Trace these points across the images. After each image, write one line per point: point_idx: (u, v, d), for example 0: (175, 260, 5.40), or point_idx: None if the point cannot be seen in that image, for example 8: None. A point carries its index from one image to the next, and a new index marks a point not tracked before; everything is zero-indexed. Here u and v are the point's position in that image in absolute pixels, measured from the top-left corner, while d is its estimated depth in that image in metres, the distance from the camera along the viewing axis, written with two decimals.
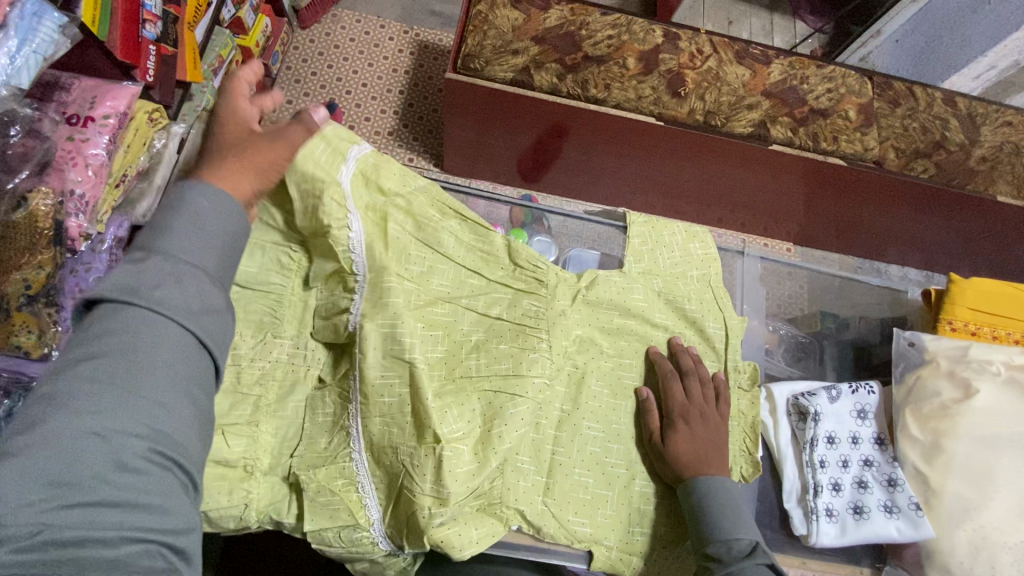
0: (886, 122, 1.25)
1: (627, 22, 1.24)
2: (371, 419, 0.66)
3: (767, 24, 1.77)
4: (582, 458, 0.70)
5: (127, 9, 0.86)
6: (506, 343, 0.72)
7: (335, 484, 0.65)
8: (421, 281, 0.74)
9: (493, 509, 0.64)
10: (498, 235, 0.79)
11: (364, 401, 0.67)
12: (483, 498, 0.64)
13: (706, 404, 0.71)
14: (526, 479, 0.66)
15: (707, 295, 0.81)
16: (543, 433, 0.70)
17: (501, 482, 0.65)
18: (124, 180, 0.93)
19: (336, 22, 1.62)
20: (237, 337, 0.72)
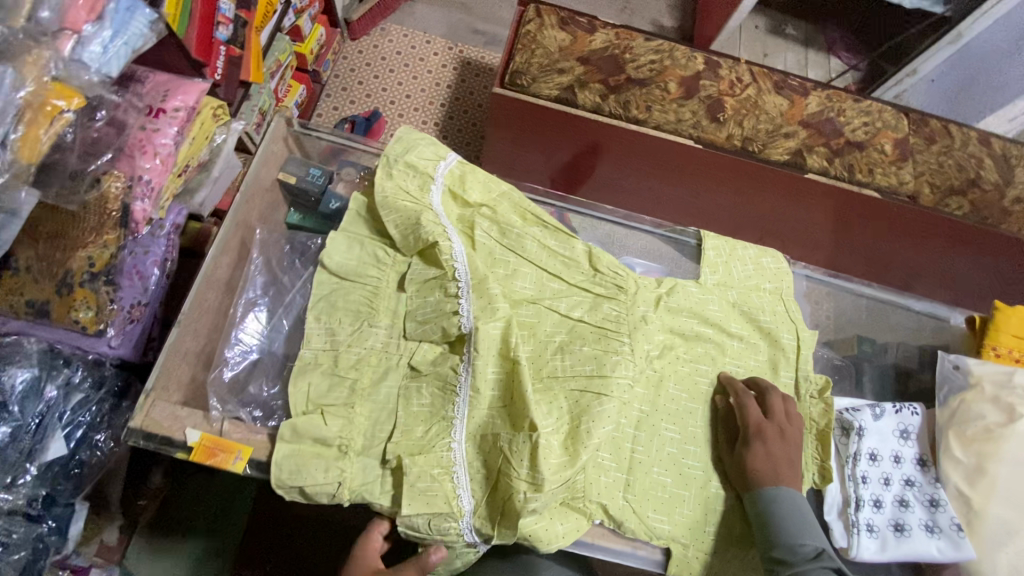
0: (921, 158, 1.26)
1: (670, 48, 1.27)
2: (477, 410, 0.64)
3: (802, 58, 1.81)
4: (660, 458, 0.69)
5: (204, 12, 0.92)
6: (587, 345, 0.69)
7: (434, 472, 0.61)
8: (508, 284, 0.72)
9: (576, 502, 0.64)
10: (578, 241, 0.77)
11: (473, 393, 0.63)
12: (568, 492, 0.63)
13: (786, 418, 0.69)
14: (607, 475, 0.66)
15: (780, 308, 0.80)
16: (623, 431, 0.69)
17: (583, 477, 0.64)
18: (186, 170, 0.95)
19: (384, 36, 1.68)
20: (334, 323, 0.68)
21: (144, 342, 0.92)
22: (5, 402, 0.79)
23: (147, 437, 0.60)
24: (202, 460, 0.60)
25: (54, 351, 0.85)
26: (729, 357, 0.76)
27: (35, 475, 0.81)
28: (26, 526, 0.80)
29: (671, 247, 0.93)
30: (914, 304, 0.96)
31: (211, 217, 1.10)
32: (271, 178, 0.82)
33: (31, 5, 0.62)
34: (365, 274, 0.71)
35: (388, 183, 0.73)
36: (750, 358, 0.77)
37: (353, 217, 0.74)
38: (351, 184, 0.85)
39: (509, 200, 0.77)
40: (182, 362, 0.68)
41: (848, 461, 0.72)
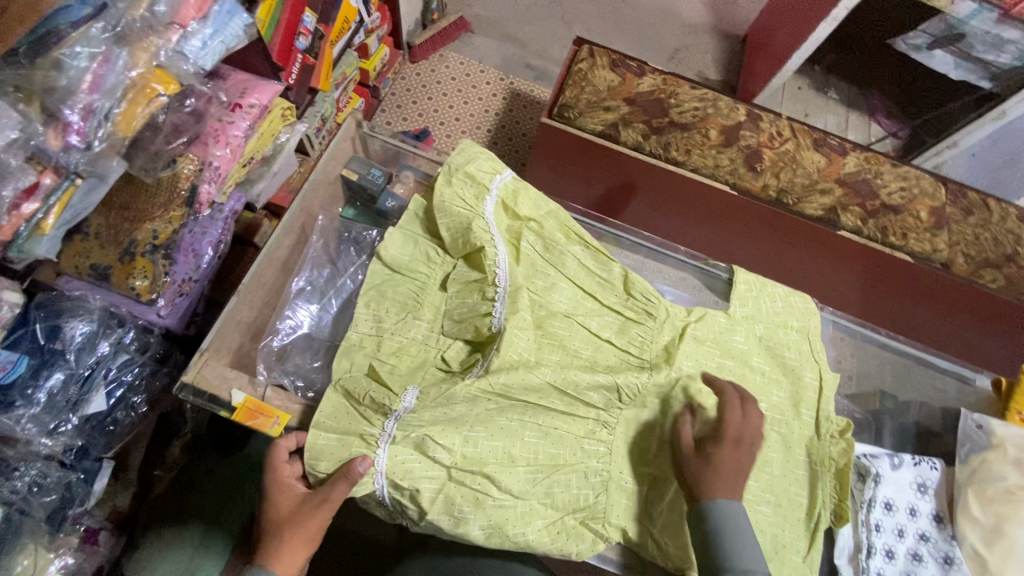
0: (957, 228, 1.27)
1: (714, 97, 1.32)
2: (503, 414, 0.69)
3: (842, 121, 1.86)
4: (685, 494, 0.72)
5: (288, 23, 1.01)
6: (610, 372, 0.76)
7: (466, 470, 0.65)
8: (545, 298, 0.78)
9: (595, 522, 0.70)
10: (616, 264, 0.83)
11: (501, 394, 0.69)
12: (586, 512, 0.70)
13: (753, 425, 0.69)
14: (626, 499, 0.72)
15: (805, 346, 0.83)
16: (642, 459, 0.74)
17: (604, 499, 0.71)
18: (251, 161, 1.02)
19: (441, 61, 1.78)
20: (382, 312, 0.77)
21: (188, 315, 1.00)
22: (64, 350, 0.85)
23: (197, 394, 0.68)
24: (244, 420, 0.68)
25: (113, 313, 0.92)
26: (750, 391, 0.79)
27: (75, 426, 0.87)
28: (60, 471, 0.87)
29: (698, 280, 0.97)
30: (938, 363, 0.97)
31: (263, 210, 1.17)
32: (336, 173, 0.90)
33: (150, 1, 0.69)
34: (418, 267, 0.80)
35: (450, 188, 0.80)
36: (770, 393, 0.80)
37: (412, 218, 0.83)
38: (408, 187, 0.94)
39: (553, 222, 0.83)
40: (230, 332, 0.75)
41: (863, 507, 0.74)
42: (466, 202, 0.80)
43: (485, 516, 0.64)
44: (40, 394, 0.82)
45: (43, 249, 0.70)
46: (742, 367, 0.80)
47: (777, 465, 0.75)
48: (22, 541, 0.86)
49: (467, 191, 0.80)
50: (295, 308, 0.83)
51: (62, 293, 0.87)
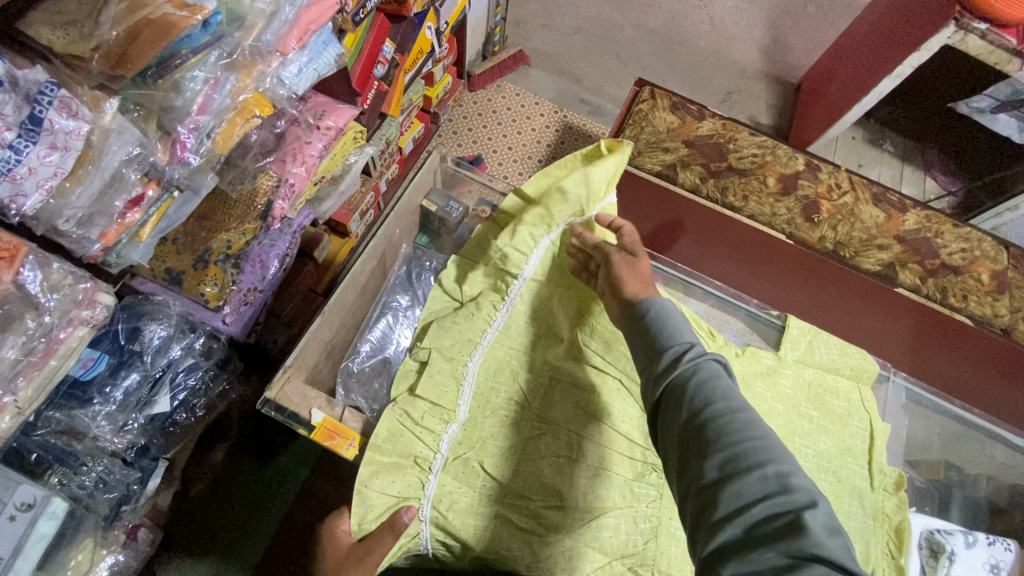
0: (1020, 293, 1.24)
1: (773, 145, 1.32)
2: (554, 445, 0.79)
3: (897, 173, 1.80)
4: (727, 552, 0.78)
5: (370, 52, 1.06)
6: None
7: (518, 502, 0.75)
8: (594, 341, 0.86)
9: (644, 568, 0.76)
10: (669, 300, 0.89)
11: (552, 424, 0.80)
12: (636, 557, 0.76)
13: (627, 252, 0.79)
14: (677, 546, 0.78)
15: (855, 395, 0.88)
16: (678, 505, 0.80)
17: (654, 545, 0.77)
18: (321, 181, 1.06)
19: (498, 91, 1.84)
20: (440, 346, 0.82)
21: (249, 323, 1.06)
22: (142, 351, 0.90)
23: (278, 410, 0.72)
24: (320, 439, 0.72)
25: (187, 318, 0.97)
26: (798, 439, 0.83)
27: (141, 424, 0.90)
28: (124, 470, 0.89)
29: (765, 334, 0.99)
30: (1007, 438, 0.92)
31: (323, 225, 1.21)
32: (415, 203, 0.94)
33: (260, 31, 0.72)
34: (485, 301, 0.86)
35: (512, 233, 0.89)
36: (818, 440, 0.84)
37: (472, 246, 0.91)
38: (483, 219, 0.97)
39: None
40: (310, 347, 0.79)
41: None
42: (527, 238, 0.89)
43: (532, 552, 0.73)
44: (116, 393, 0.86)
45: (138, 254, 0.74)
46: (791, 412, 0.85)
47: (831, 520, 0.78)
48: (78, 535, 0.79)
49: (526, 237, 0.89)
50: (370, 331, 0.87)
51: (144, 297, 0.94)
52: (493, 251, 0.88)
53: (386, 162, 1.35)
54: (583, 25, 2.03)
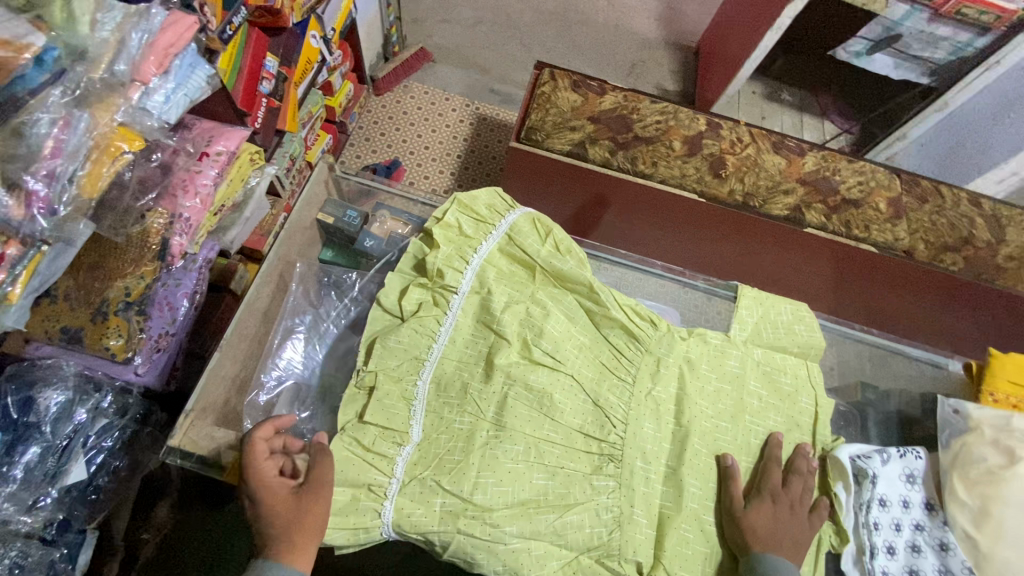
0: (915, 216, 1.33)
1: (674, 110, 1.36)
2: (503, 450, 0.63)
3: (797, 122, 1.90)
4: (686, 514, 0.65)
5: (252, 69, 1.03)
6: (607, 386, 0.70)
7: (468, 522, 0.58)
8: (537, 332, 0.69)
9: (611, 560, 0.61)
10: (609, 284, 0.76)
11: (496, 429, 0.64)
12: (601, 548, 0.62)
13: (795, 490, 0.66)
14: (640, 531, 0.63)
15: (802, 371, 0.75)
16: (652, 487, 0.66)
17: (619, 534, 0.62)
18: (220, 210, 1.01)
19: (406, 92, 1.81)
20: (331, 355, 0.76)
21: (167, 370, 0.98)
22: (40, 422, 0.86)
23: (185, 457, 0.66)
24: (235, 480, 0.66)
25: (87, 377, 0.91)
26: (748, 415, 0.72)
27: (54, 498, 0.87)
28: (42, 549, 0.87)
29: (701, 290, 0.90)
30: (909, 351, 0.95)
31: (236, 254, 1.17)
32: (310, 218, 0.85)
33: (110, 58, 0.67)
34: (428, 314, 0.70)
35: (447, 247, 0.73)
36: (768, 417, 0.72)
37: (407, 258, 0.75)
38: (387, 227, 0.85)
39: (541, 271, 0.75)
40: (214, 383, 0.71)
41: (859, 509, 0.65)
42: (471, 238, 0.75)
43: (498, 562, 0.58)
44: (16, 470, 0.83)
45: (10, 320, 0.66)
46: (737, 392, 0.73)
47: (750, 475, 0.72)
48: None
49: (460, 249, 0.74)
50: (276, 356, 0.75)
51: (30, 363, 0.87)
52: (426, 266, 0.72)
53: (296, 179, 1.31)
54: (482, 16, 2.02)
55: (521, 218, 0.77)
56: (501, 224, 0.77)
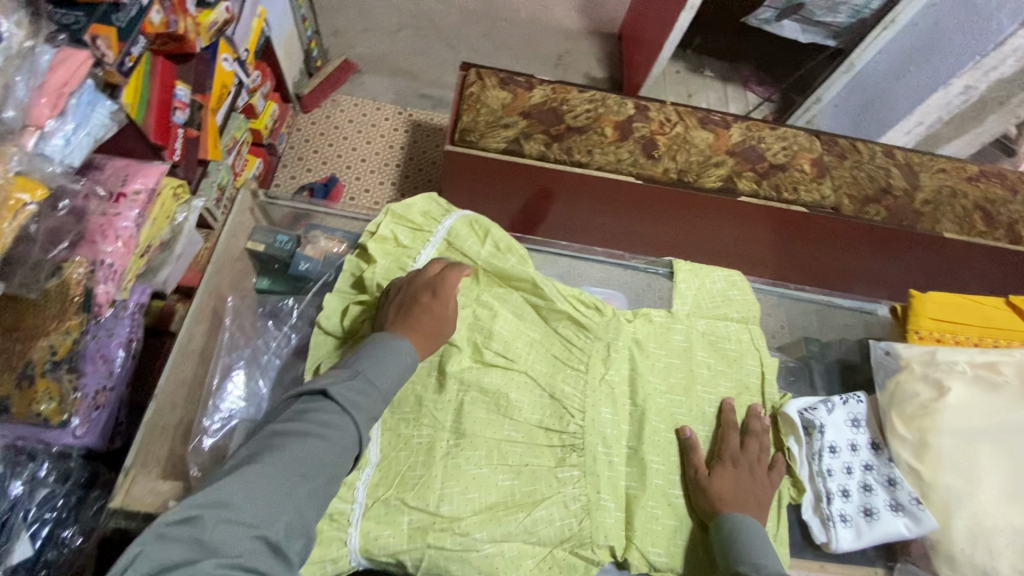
0: (837, 173, 1.41)
1: (603, 97, 1.39)
2: (466, 458, 0.63)
3: (722, 95, 1.97)
4: (652, 491, 0.67)
5: (161, 99, 0.97)
6: (565, 380, 0.71)
7: (435, 536, 0.58)
8: (487, 335, 0.70)
9: (584, 549, 0.63)
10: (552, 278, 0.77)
11: (456, 440, 0.64)
12: (573, 539, 0.63)
13: (751, 452, 0.68)
14: (610, 516, 0.64)
15: (745, 335, 0.79)
16: (616, 470, 0.68)
17: (589, 523, 0.64)
18: (147, 251, 0.97)
19: (335, 106, 1.77)
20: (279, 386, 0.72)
21: (111, 428, 0.93)
22: None
23: (130, 518, 0.58)
24: None
25: (18, 448, 0.85)
26: (700, 386, 0.74)
27: None
28: None
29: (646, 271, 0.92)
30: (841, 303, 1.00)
31: (173, 294, 1.10)
32: (239, 249, 0.78)
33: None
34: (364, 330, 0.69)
35: (385, 260, 0.74)
36: (719, 384, 0.75)
37: (345, 278, 0.75)
38: (321, 248, 0.81)
39: (483, 271, 0.76)
40: (156, 440, 0.64)
41: (812, 459, 0.68)
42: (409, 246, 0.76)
43: (473, 570, 0.57)
44: None
45: None
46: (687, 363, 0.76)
47: None
48: None
49: (397, 261, 0.74)
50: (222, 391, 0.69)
51: None
52: (365, 283, 0.72)
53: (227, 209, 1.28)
54: (404, 22, 1.99)
55: (461, 218, 0.79)
56: (438, 230, 0.78)
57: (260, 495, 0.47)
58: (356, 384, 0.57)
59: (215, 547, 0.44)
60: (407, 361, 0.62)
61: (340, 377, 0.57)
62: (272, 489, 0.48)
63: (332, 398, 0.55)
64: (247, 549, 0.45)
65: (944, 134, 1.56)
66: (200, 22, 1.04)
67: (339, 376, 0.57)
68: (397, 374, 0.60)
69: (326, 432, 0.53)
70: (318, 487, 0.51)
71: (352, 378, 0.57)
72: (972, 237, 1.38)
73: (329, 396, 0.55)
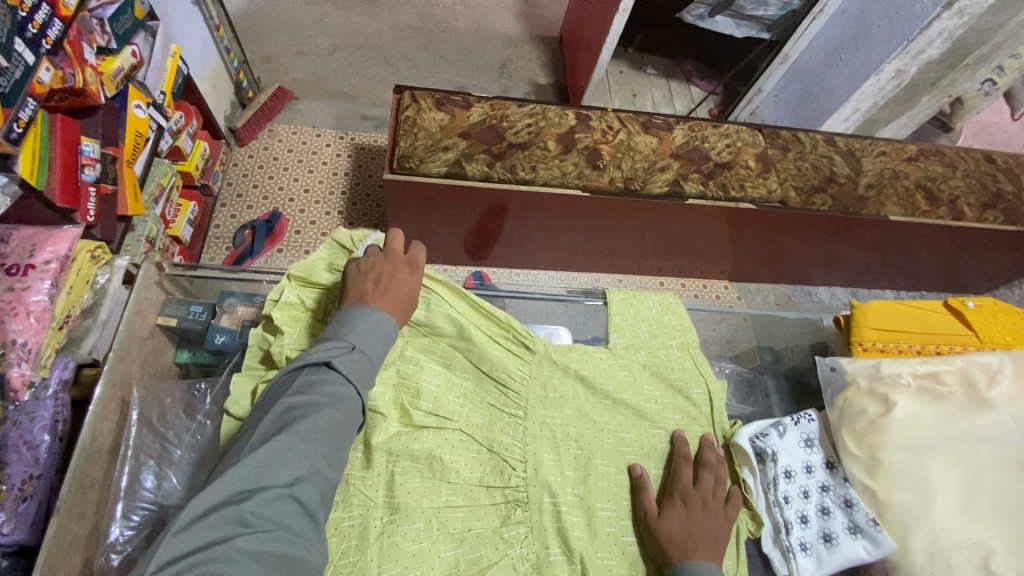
0: (782, 166, 1.41)
1: (542, 110, 1.36)
2: (404, 537, 0.63)
3: (667, 92, 1.96)
4: (603, 541, 0.68)
5: (66, 157, 0.90)
6: (507, 434, 0.73)
7: None
8: (413, 403, 0.71)
9: None
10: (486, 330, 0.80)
11: (392, 516, 0.64)
12: None
13: (705, 487, 0.69)
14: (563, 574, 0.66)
15: (688, 362, 0.81)
16: (567, 519, 0.69)
17: None
18: (68, 321, 0.89)
19: (272, 136, 1.70)
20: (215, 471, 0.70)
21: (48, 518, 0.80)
22: None
23: None
24: None
25: None
26: (648, 420, 0.77)
27: None
28: None
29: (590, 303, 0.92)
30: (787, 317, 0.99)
31: None
32: (147, 326, 0.75)
33: None
34: None
35: (293, 328, 0.72)
36: (668, 417, 0.78)
37: (252, 352, 0.72)
38: (238, 316, 0.80)
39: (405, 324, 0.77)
40: (64, 557, 0.59)
41: (768, 488, 0.72)
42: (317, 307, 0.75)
43: None
44: None
45: None
46: (637, 398, 0.78)
47: None
48: None
49: (308, 327, 0.73)
50: (140, 487, 0.67)
51: None
52: (274, 358, 0.69)
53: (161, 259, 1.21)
54: (339, 42, 1.93)
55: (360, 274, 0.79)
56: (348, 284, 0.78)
57: (294, 459, 0.52)
58: (355, 357, 0.61)
59: (254, 522, 0.47)
60: (391, 330, 0.67)
61: (339, 350, 0.61)
62: (297, 455, 0.53)
63: (337, 371, 0.59)
64: (283, 511, 0.50)
65: (881, 117, 1.57)
66: (103, 71, 1.00)
67: (336, 349, 0.61)
68: (384, 343, 0.65)
69: (336, 402, 0.57)
70: (334, 450, 0.56)
71: (350, 351, 0.61)
72: (915, 218, 1.40)
73: (334, 369, 0.59)
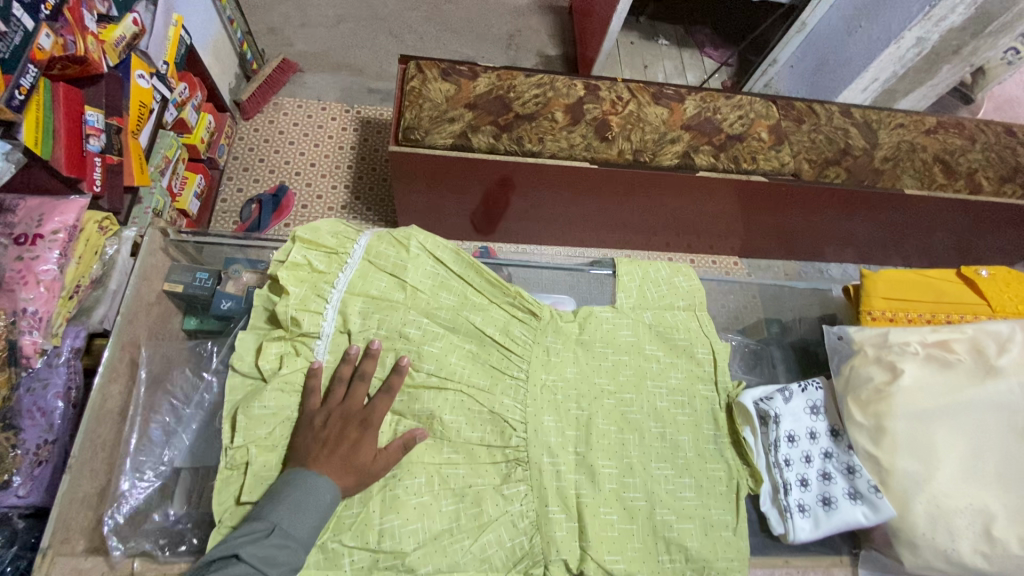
0: (795, 138, 1.37)
1: (550, 80, 1.33)
2: (406, 489, 0.66)
3: (679, 63, 1.91)
4: (604, 496, 0.69)
5: (70, 127, 0.90)
6: (507, 395, 0.73)
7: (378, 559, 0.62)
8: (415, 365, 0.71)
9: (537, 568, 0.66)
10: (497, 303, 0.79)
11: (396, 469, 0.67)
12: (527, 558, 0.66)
13: None
14: (562, 529, 0.67)
15: (694, 324, 0.81)
16: (566, 479, 0.70)
17: (539, 539, 0.67)
18: (78, 291, 0.90)
19: (277, 110, 1.69)
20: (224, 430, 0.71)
21: None
22: None
23: None
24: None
25: None
26: (650, 380, 0.77)
27: None
28: None
29: (596, 272, 0.91)
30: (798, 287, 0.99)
31: None
32: (154, 292, 0.76)
33: None
34: (291, 368, 0.68)
35: (298, 288, 0.71)
36: (670, 376, 0.77)
37: (257, 313, 0.72)
38: (244, 281, 0.81)
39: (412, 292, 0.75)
40: (76, 513, 0.62)
41: (769, 449, 0.73)
42: (326, 270, 0.74)
43: None
44: None
45: None
46: (637, 357, 0.78)
47: (690, 447, 0.74)
48: None
49: (314, 288, 0.72)
50: (149, 447, 0.69)
51: None
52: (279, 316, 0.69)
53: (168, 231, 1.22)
54: (344, 12, 1.90)
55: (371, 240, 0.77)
56: (355, 249, 0.76)
57: None
58: (272, 542, 0.56)
59: None
60: (327, 500, 0.61)
61: (255, 536, 0.57)
62: None
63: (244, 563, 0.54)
64: None
65: (900, 87, 1.52)
66: (104, 39, 0.98)
67: (254, 535, 0.57)
68: (319, 516, 0.60)
69: None
70: None
71: (266, 535, 0.57)
72: (932, 191, 1.37)
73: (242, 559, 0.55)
